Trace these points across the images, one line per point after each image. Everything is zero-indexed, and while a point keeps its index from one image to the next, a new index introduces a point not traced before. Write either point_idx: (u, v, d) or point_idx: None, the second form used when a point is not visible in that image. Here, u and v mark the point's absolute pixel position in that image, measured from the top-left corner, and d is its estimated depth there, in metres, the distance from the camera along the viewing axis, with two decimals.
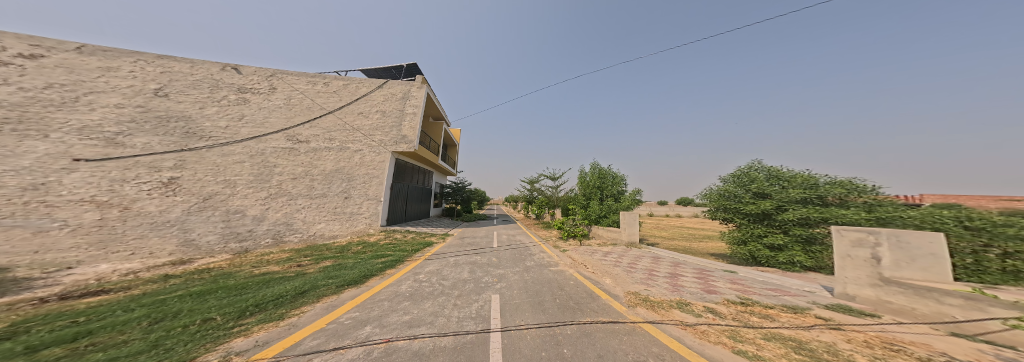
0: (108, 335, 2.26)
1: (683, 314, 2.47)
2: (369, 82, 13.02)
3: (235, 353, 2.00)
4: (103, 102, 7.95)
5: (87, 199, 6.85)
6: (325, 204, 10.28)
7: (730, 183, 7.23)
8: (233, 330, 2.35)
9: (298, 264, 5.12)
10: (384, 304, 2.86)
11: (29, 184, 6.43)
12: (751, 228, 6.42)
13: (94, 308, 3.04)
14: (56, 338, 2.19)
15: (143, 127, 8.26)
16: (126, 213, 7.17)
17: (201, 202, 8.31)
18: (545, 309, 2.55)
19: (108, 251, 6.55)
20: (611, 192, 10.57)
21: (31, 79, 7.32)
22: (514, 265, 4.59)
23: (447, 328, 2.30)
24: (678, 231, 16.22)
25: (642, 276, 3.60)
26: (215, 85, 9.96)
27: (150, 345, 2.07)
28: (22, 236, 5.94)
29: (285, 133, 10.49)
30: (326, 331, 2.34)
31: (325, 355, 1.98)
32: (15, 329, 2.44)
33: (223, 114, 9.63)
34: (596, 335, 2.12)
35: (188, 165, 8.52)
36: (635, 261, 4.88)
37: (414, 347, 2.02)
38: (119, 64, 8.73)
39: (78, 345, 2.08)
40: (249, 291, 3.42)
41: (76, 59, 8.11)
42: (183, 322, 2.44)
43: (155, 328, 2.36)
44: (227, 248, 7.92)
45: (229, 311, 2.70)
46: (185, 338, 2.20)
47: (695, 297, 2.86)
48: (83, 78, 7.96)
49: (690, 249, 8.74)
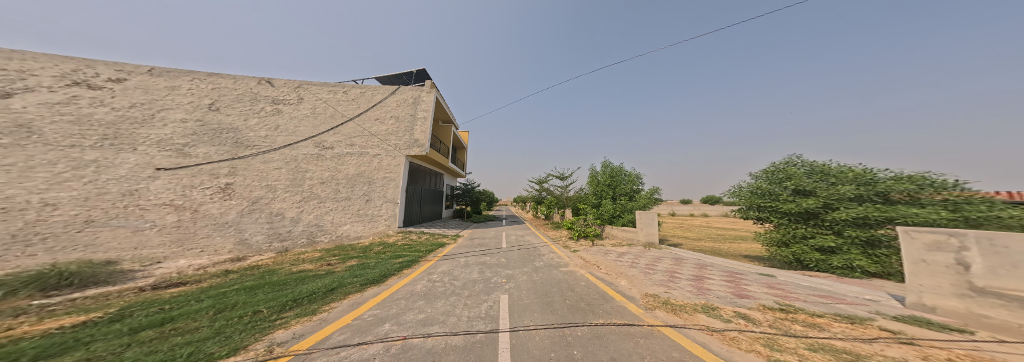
0: (185, 321, 2.67)
1: (710, 319, 2.24)
2: (383, 88, 13.94)
3: (277, 344, 2.27)
4: (171, 118, 9.43)
5: (167, 203, 8.31)
6: (349, 206, 10.99)
7: (763, 180, 6.59)
8: (276, 322, 2.63)
9: (329, 263, 5.60)
10: (401, 302, 3.01)
11: (127, 189, 7.96)
12: (792, 229, 5.73)
13: (174, 297, 3.60)
14: (150, 322, 2.63)
15: (203, 138, 9.61)
16: (195, 215, 8.53)
17: (250, 205, 9.44)
18: (554, 309, 2.46)
19: (184, 247, 7.98)
20: (624, 191, 10.10)
21: (119, 100, 8.92)
22: (523, 266, 4.54)
23: (458, 326, 2.36)
24: (703, 231, 15.05)
25: (658, 275, 3.36)
26: (254, 98, 11.19)
27: (214, 332, 2.41)
28: (126, 234, 7.51)
29: (313, 140, 11.44)
30: (352, 326, 2.52)
31: (350, 349, 2.18)
32: (122, 312, 2.99)
33: (262, 124, 10.82)
34: (609, 337, 2.04)
35: (239, 171, 9.76)
36: (654, 262, 4.54)
37: (427, 345, 2.12)
38: (180, 83, 10.16)
39: (164, 329, 2.49)
40: (289, 287, 3.82)
41: (149, 80, 9.71)
42: (240, 313, 2.80)
43: (219, 317, 2.73)
44: (272, 247, 9.06)
45: (273, 305, 3.03)
46: (241, 327, 2.52)
47: (721, 295, 2.62)
48: (156, 97, 9.54)
49: (718, 251, 7.89)
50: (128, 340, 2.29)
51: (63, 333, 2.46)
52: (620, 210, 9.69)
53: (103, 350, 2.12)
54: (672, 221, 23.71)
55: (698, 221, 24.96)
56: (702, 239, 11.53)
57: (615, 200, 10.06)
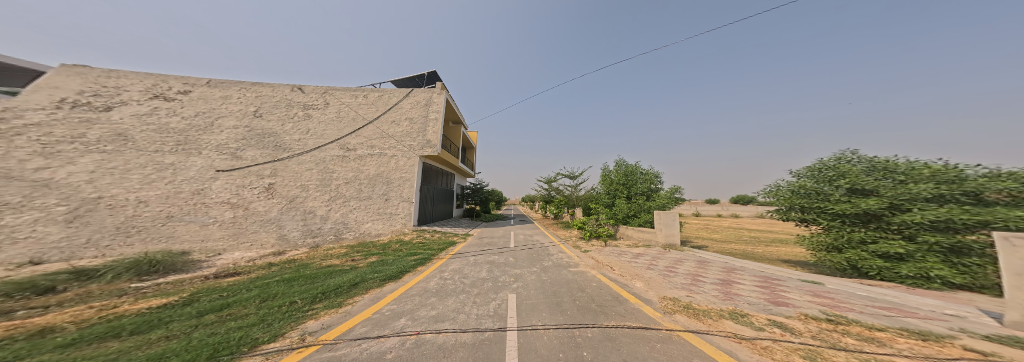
0: (238, 307, 3.05)
1: (738, 326, 2.02)
2: (399, 91, 14.23)
3: (309, 333, 2.51)
4: (226, 125, 10.64)
5: (225, 201, 9.54)
6: (370, 205, 11.50)
7: (808, 179, 5.89)
8: (307, 313, 2.89)
9: (353, 259, 6.03)
10: (415, 299, 3.14)
11: (195, 189, 9.34)
12: (847, 232, 5.03)
13: (229, 286, 4.12)
14: (212, 307, 3.04)
15: (251, 143, 10.70)
16: (246, 213, 9.67)
17: (288, 203, 10.37)
18: (563, 309, 2.41)
19: (239, 241, 9.22)
20: (641, 189, 9.39)
21: (189, 109, 10.43)
22: (531, 265, 4.47)
23: (467, 324, 2.40)
24: (733, 233, 13.72)
25: (679, 277, 3.13)
26: (288, 104, 12.07)
27: (260, 319, 2.72)
28: (195, 228, 8.88)
29: (338, 142, 11.98)
30: (372, 319, 2.69)
31: (370, 341, 2.33)
32: (191, 297, 3.49)
33: (296, 129, 11.64)
34: (621, 340, 1.95)
35: (279, 173, 10.71)
36: (674, 265, 4.22)
37: (439, 341, 2.20)
38: (231, 92, 11.44)
39: (223, 313, 2.88)
40: (319, 280, 4.17)
41: (208, 92, 11.08)
42: (280, 303, 3.12)
43: (264, 306, 3.07)
44: (306, 242, 9.92)
45: (306, 297, 3.33)
46: (281, 315, 2.81)
47: (751, 300, 2.37)
48: (213, 106, 10.81)
49: (745, 254, 7.18)
50: (196, 321, 2.68)
51: (153, 312, 2.96)
52: (635, 209, 9.15)
53: (177, 330, 2.51)
54: (694, 222, 21.97)
55: (724, 222, 22.86)
56: (726, 240, 10.56)
57: (629, 199, 9.45)
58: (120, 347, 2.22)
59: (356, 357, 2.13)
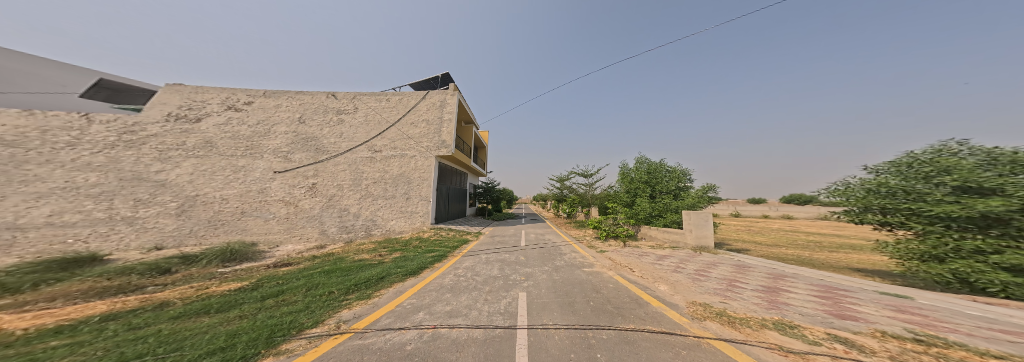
0: (291, 294, 3.51)
1: (785, 338, 1.65)
2: (414, 93, 14.58)
3: (344, 320, 2.78)
4: (279, 131, 12.26)
5: (280, 199, 10.98)
6: (393, 203, 11.94)
7: (892, 176, 4.75)
8: (342, 303, 3.20)
9: (380, 254, 6.51)
10: (432, 294, 3.26)
11: (258, 188, 10.92)
12: (954, 240, 3.96)
13: (285, 274, 4.74)
14: (272, 292, 3.55)
15: (298, 146, 12.10)
16: (294, 210, 10.94)
17: (327, 201, 11.39)
18: (576, 310, 2.33)
19: (292, 234, 10.48)
20: (667, 188, 8.91)
21: (252, 117, 12.36)
22: (543, 264, 4.31)
23: (479, 320, 2.44)
24: (783, 237, 11.74)
25: (712, 281, 2.78)
26: (324, 110, 13.36)
27: (306, 305, 3.10)
28: (260, 223, 10.38)
29: (367, 145, 12.85)
30: (395, 312, 2.87)
31: (393, 332, 2.50)
32: (258, 282, 4.08)
33: (332, 133, 12.78)
34: (640, 344, 1.80)
35: (321, 173, 11.90)
36: (706, 268, 3.74)
37: (453, 336, 2.27)
38: (281, 101, 13.13)
39: (280, 299, 3.34)
40: (353, 273, 4.58)
41: (264, 102, 12.93)
42: (322, 292, 3.52)
43: (309, 294, 3.49)
44: (342, 237, 10.74)
45: (341, 288, 3.69)
46: (322, 303, 3.17)
47: (805, 311, 2.01)
48: (270, 113, 12.63)
49: (788, 258, 6.16)
50: (259, 304, 3.16)
51: (231, 294, 3.57)
52: (661, 209, 8.43)
53: (246, 311, 2.99)
54: (727, 224, 19.50)
55: (765, 223, 19.93)
56: (768, 244, 9.09)
57: (652, 198, 8.89)
58: (207, 324, 2.74)
59: (380, 347, 2.30)
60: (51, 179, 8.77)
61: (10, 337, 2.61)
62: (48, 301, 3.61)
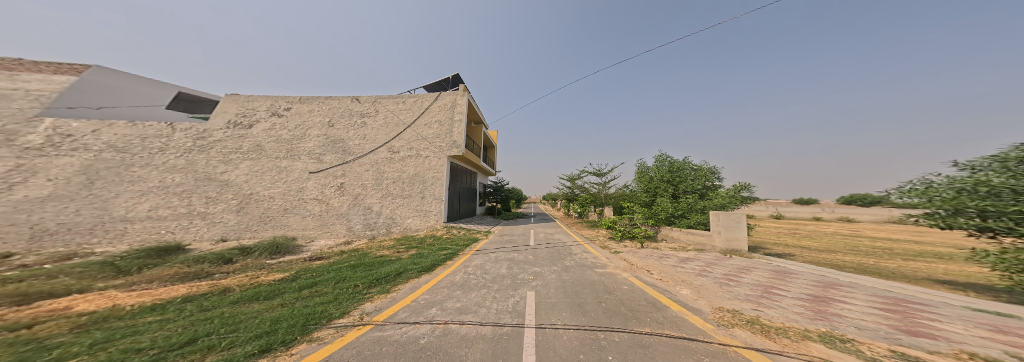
0: (323, 286, 3.85)
1: (836, 352, 1.36)
2: (427, 95, 14.36)
3: (366, 313, 2.97)
4: (313, 135, 12.73)
5: (314, 197, 11.65)
6: (409, 202, 12.06)
7: (990, 178, 3.78)
8: (365, 296, 3.42)
9: (398, 251, 6.81)
10: (444, 290, 3.33)
11: (296, 187, 11.72)
12: None
13: (321, 266, 5.20)
14: (307, 283, 3.93)
15: (328, 149, 12.49)
16: (323, 208, 11.60)
17: (353, 199, 11.92)
18: (586, 311, 2.24)
19: (326, 229, 11.33)
20: (692, 187, 8.17)
21: (293, 122, 12.97)
22: (552, 264, 4.15)
23: (487, 318, 2.45)
24: (836, 241, 10.08)
25: (743, 287, 2.49)
26: (348, 113, 13.59)
27: (335, 297, 3.38)
28: (300, 220, 11.34)
29: (386, 146, 12.87)
30: (411, 307, 3.00)
31: (408, 326, 2.60)
32: (298, 274, 4.54)
33: (357, 135, 12.97)
34: (656, 348, 1.66)
35: (348, 173, 12.24)
36: (738, 274, 3.35)
37: (462, 332, 2.30)
38: (314, 105, 13.60)
39: (314, 289, 3.69)
40: (375, 267, 4.86)
41: (300, 108, 13.47)
42: (349, 285, 3.80)
43: (338, 286, 3.79)
44: (365, 233, 11.35)
45: (364, 282, 3.93)
46: (348, 296, 3.41)
47: (867, 325, 1.69)
48: (307, 118, 13.15)
49: (833, 264, 5.33)
50: (298, 294, 3.52)
51: (277, 283, 4.03)
52: (685, 208, 7.70)
53: (287, 300, 3.35)
54: (763, 225, 17.33)
55: (811, 226, 17.31)
56: (813, 248, 7.89)
57: (673, 198, 8.21)
58: (258, 309, 3.15)
59: (396, 339, 2.41)
60: (147, 179, 10.46)
61: (123, 311, 3.30)
62: (148, 281, 4.45)
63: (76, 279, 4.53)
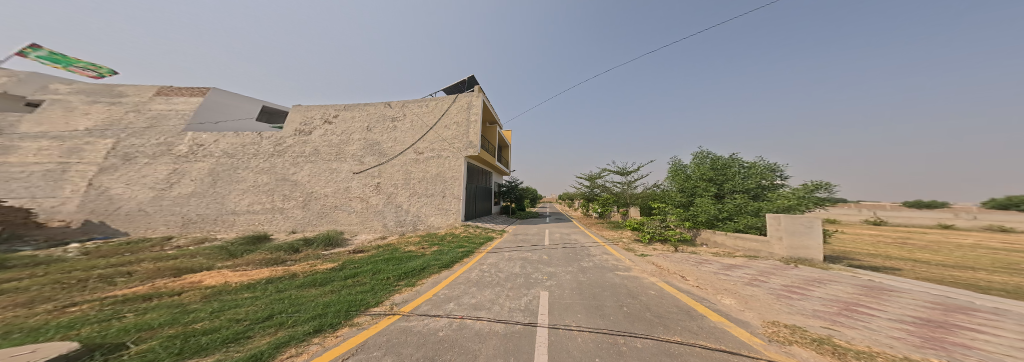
0: (362, 276, 4.31)
1: None
2: (446, 97, 14.02)
3: (396, 303, 3.23)
4: (355, 139, 13.27)
5: (353, 196, 12.39)
6: (431, 201, 12.21)
7: None
8: (395, 287, 3.72)
9: (423, 247, 7.18)
10: (460, 287, 3.41)
11: (341, 187, 12.48)
12: None
13: (362, 258, 5.84)
14: (351, 273, 4.47)
15: (366, 153, 12.98)
16: (364, 206, 12.28)
17: (386, 197, 12.31)
18: (604, 315, 2.13)
19: (367, 225, 12.02)
20: (741, 186, 7.11)
21: (343, 126, 13.63)
22: (568, 265, 3.99)
23: (501, 315, 2.43)
24: (956, 253, 7.55)
25: (808, 304, 2.07)
26: (380, 118, 13.77)
27: (371, 287, 3.76)
28: (346, 217, 12.14)
29: (413, 148, 13.01)
30: (432, 300, 3.15)
31: (429, 318, 2.73)
32: (345, 264, 5.19)
33: (388, 139, 13.23)
34: (686, 358, 1.41)
35: (383, 173, 12.69)
36: (799, 287, 2.82)
37: (477, 327, 2.31)
38: (355, 110, 14.10)
39: (356, 279, 4.17)
40: (404, 261, 5.24)
41: (348, 115, 13.95)
42: (383, 276, 4.18)
43: (374, 277, 4.20)
44: (398, 229, 11.82)
45: (395, 274, 4.27)
46: (380, 287, 3.74)
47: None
48: (354, 126, 13.61)
49: (955, 281, 3.97)
50: (344, 282, 4.03)
51: (328, 271, 4.68)
52: (729, 211, 6.95)
53: (336, 287, 3.87)
54: (850, 232, 13.51)
55: (929, 235, 12.88)
56: (927, 261, 5.94)
57: (716, 201, 7.32)
58: (316, 293, 3.72)
59: (418, 329, 2.54)
60: (246, 180, 12.54)
61: (231, 286, 4.26)
62: (246, 264, 5.65)
63: (208, 258, 6.08)
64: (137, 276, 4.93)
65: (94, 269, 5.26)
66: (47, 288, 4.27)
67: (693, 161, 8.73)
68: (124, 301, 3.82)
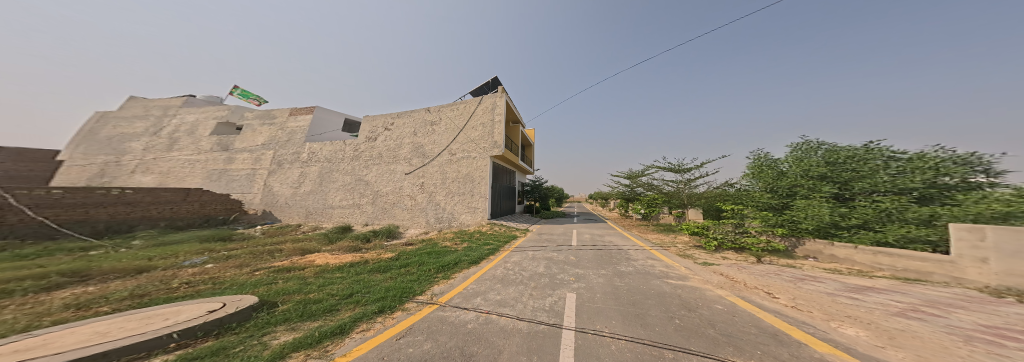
0: (409, 268, 4.78)
1: None
2: (473, 99, 14.31)
3: (434, 294, 3.42)
4: (405, 145, 14.60)
5: (403, 194, 13.95)
6: (461, 199, 12.90)
7: None
8: (433, 279, 3.98)
9: (456, 243, 7.54)
10: (485, 283, 3.37)
11: (393, 187, 14.19)
12: None
13: (412, 250, 6.54)
14: (403, 264, 5.06)
15: (411, 157, 14.24)
16: (412, 203, 13.71)
17: (428, 196, 13.48)
18: (645, 325, 1.90)
19: (415, 220, 13.51)
20: (889, 185, 5.07)
21: (394, 131, 15.13)
22: (601, 268, 4.03)
23: (524, 314, 2.29)
24: None
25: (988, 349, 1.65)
26: (421, 121, 14.79)
27: (416, 278, 4.10)
28: (402, 215, 13.79)
29: (448, 150, 13.71)
30: (464, 293, 3.20)
31: (459, 310, 2.76)
32: (401, 255, 5.91)
33: (427, 142, 14.18)
34: None
35: (424, 174, 13.82)
36: (959, 320, 2.22)
37: (501, 323, 2.20)
38: (399, 116, 15.55)
39: (406, 270, 4.66)
40: (442, 255, 5.59)
41: (397, 122, 15.32)
42: (428, 268, 4.54)
43: (419, 269, 4.61)
44: (438, 224, 12.98)
45: (436, 266, 4.58)
46: (422, 278, 4.04)
47: None
48: (406, 134, 14.80)
49: None
50: (398, 271, 4.60)
51: (387, 261, 5.43)
52: (863, 217, 5.09)
53: (393, 275, 4.45)
54: None
55: None
56: None
57: (835, 203, 5.56)
58: (381, 278, 4.36)
59: (448, 320, 2.59)
60: (338, 180, 15.24)
61: (329, 267, 5.45)
62: (339, 250, 7.19)
63: (320, 243, 8.13)
64: (282, 253, 6.98)
65: (269, 244, 7.90)
66: (245, 256, 6.54)
67: (785, 156, 7.11)
68: (279, 270, 5.45)
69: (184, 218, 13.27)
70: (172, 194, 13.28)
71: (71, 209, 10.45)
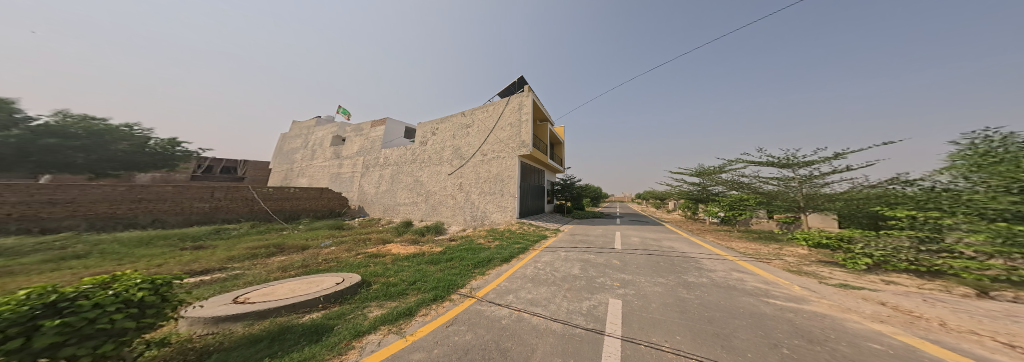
0: (451, 262, 5.04)
1: None
2: (500, 101, 14.78)
3: (473, 288, 3.44)
4: (449, 149, 15.97)
5: (447, 194, 15.30)
6: (495, 199, 13.27)
7: None
8: (472, 274, 4.05)
9: (489, 240, 7.61)
10: (516, 282, 3.17)
11: (439, 187, 15.82)
12: None
13: (458, 246, 6.95)
14: (448, 258, 5.41)
15: (455, 160, 15.44)
16: (455, 201, 14.87)
17: (468, 196, 14.36)
18: (728, 350, 1.44)
19: (456, 216, 14.60)
20: None
21: (439, 137, 16.86)
22: (657, 275, 3.35)
23: (558, 315, 2.00)
24: None
25: None
26: (460, 126, 16.06)
27: (458, 273, 4.23)
28: (448, 213, 15.01)
29: (482, 151, 14.41)
30: (499, 289, 3.10)
31: (494, 306, 2.64)
32: (452, 249, 6.35)
33: (466, 144, 15.24)
34: None
35: (464, 174, 14.82)
36: None
37: (534, 324, 1.95)
38: (441, 122, 17.27)
39: (449, 264, 4.92)
40: (479, 252, 5.70)
41: (441, 128, 17.02)
42: (473, 262, 4.69)
43: (463, 263, 4.79)
44: (475, 223, 13.63)
45: (477, 261, 4.69)
46: (462, 273, 4.17)
47: None
48: (450, 140, 16.13)
49: None
50: (444, 265, 4.90)
51: (439, 254, 5.94)
52: None
53: (442, 267, 4.79)
54: None
55: None
56: None
57: None
58: (435, 269, 4.76)
59: (481, 315, 2.50)
60: (404, 181, 18.05)
61: (403, 256, 6.35)
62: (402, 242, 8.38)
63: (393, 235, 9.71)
64: (372, 241, 8.77)
65: (360, 234, 9.95)
66: (351, 242, 8.54)
67: None
68: (371, 255, 6.74)
69: (319, 210, 18.32)
70: (315, 191, 18.43)
71: (278, 202, 16.21)
